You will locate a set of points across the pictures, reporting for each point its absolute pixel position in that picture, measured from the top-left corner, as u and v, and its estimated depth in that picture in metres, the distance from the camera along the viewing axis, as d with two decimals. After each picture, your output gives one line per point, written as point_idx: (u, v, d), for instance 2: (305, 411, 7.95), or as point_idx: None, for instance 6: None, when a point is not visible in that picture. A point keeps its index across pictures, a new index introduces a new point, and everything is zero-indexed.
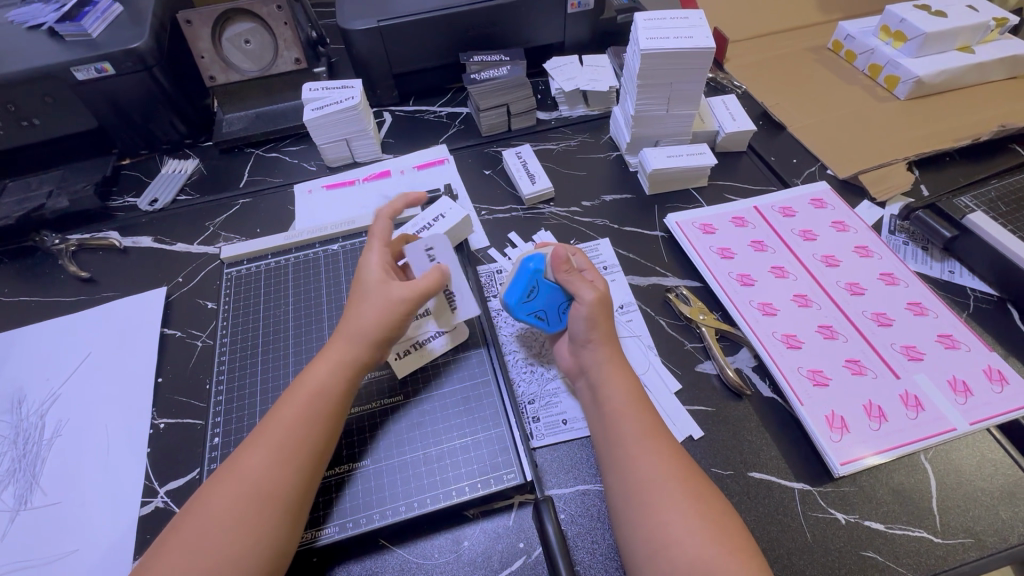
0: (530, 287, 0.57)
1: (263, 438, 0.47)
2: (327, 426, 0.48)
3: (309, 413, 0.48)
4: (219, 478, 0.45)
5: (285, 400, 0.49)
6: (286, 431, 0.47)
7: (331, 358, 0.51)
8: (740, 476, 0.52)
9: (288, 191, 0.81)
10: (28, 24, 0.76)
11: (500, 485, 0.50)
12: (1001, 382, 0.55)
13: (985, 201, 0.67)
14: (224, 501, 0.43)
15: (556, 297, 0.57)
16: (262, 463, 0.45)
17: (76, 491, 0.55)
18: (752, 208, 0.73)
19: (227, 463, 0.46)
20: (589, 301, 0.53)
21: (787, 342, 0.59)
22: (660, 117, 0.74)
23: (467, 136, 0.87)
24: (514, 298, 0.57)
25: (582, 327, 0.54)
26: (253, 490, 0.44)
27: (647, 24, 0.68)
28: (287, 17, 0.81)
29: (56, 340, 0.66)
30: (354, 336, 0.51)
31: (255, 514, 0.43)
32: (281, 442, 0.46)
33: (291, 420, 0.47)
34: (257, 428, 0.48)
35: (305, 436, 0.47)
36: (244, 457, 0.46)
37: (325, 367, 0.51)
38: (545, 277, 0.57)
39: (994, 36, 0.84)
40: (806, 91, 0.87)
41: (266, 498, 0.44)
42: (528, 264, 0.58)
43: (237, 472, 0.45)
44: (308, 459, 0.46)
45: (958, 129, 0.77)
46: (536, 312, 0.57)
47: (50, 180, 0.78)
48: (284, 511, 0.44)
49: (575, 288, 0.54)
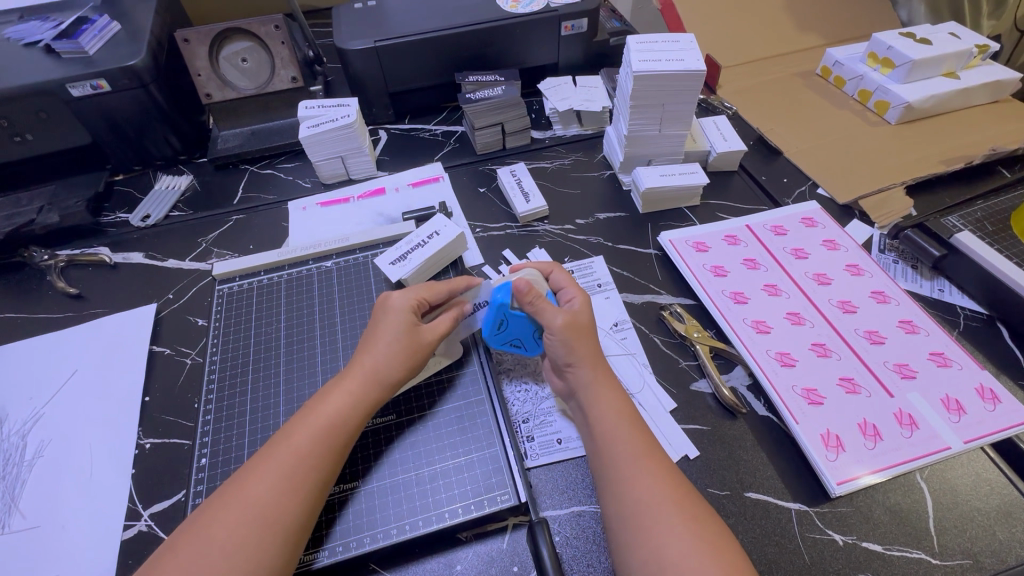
0: (499, 321, 0.57)
1: (271, 462, 0.46)
2: (337, 454, 0.48)
3: (322, 439, 0.47)
4: (222, 500, 0.44)
5: (297, 425, 0.48)
6: (297, 457, 0.46)
7: (349, 385, 0.51)
8: (737, 497, 0.51)
9: (282, 208, 0.81)
10: (24, 41, 0.76)
11: (494, 507, 0.49)
12: (994, 401, 0.55)
13: (972, 221, 0.68)
14: (227, 525, 0.42)
15: (528, 326, 0.57)
16: (271, 487, 0.44)
17: (57, 514, 0.53)
18: (744, 226, 0.74)
19: (230, 486, 0.45)
20: (558, 327, 0.54)
21: (781, 360, 0.59)
22: (653, 137, 0.75)
23: (463, 154, 0.88)
24: (487, 332, 0.58)
25: (569, 347, 0.54)
26: (260, 515, 0.43)
27: (640, 47, 0.70)
28: (285, 37, 0.82)
29: (41, 356, 0.65)
30: (379, 370, 0.52)
31: (258, 540, 0.42)
32: (290, 468, 0.45)
33: (302, 447, 0.47)
34: (263, 450, 0.47)
35: (316, 463, 0.46)
36: (251, 480, 0.45)
37: (341, 393, 0.50)
38: (512, 308, 0.56)
39: (977, 61, 0.86)
40: (795, 114, 0.89)
41: (271, 525, 0.43)
42: (495, 296, 0.57)
43: (242, 495, 0.44)
44: (317, 487, 0.46)
45: (946, 152, 0.79)
46: (512, 341, 0.58)
47: (40, 196, 0.78)
48: (288, 537, 0.43)
49: (540, 314, 0.55)
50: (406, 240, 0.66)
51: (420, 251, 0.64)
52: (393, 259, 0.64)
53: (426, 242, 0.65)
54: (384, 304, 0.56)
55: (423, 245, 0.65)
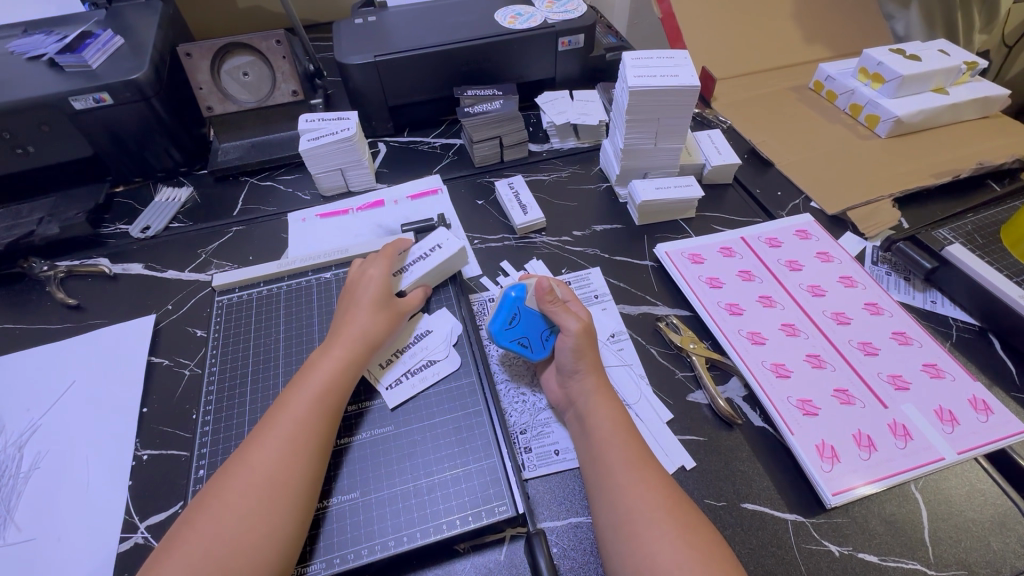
0: (513, 313, 0.59)
1: (272, 432, 0.48)
2: (331, 416, 0.51)
3: (317, 403, 0.51)
4: (230, 471, 0.47)
5: (292, 396, 0.51)
6: (296, 424, 0.49)
7: (336, 352, 0.54)
8: (733, 507, 0.51)
9: (282, 219, 0.82)
10: (28, 55, 0.77)
11: (492, 518, 0.49)
12: (987, 412, 0.56)
13: (963, 234, 0.69)
14: (237, 491, 0.45)
15: (539, 324, 0.59)
16: (275, 452, 0.47)
17: (52, 526, 0.53)
18: (739, 239, 0.75)
19: (235, 459, 0.48)
20: (574, 332, 0.55)
21: (776, 372, 0.60)
22: (648, 150, 0.76)
23: (460, 166, 0.89)
24: (497, 325, 0.59)
25: (569, 358, 0.55)
26: (267, 478, 0.46)
27: (635, 63, 0.71)
28: (286, 51, 0.83)
29: (39, 366, 0.65)
30: (365, 334, 0.56)
31: (268, 501, 0.44)
32: (290, 432, 0.48)
33: (299, 414, 0.50)
34: (262, 423, 0.50)
35: (314, 425, 0.49)
36: (254, 450, 0.47)
37: (330, 360, 0.54)
38: (527, 304, 0.59)
39: (966, 78, 0.88)
40: (788, 127, 0.90)
41: (279, 486, 0.45)
42: (511, 292, 0.60)
43: (249, 463, 0.47)
44: (318, 446, 0.49)
45: (935, 166, 0.81)
46: (520, 338, 0.58)
47: (41, 208, 0.78)
48: (297, 497, 0.46)
49: (557, 314, 0.57)
50: (409, 252, 0.66)
51: (422, 263, 0.64)
52: (399, 270, 0.64)
53: (428, 254, 0.65)
54: (361, 280, 0.61)
55: (425, 258, 0.65)
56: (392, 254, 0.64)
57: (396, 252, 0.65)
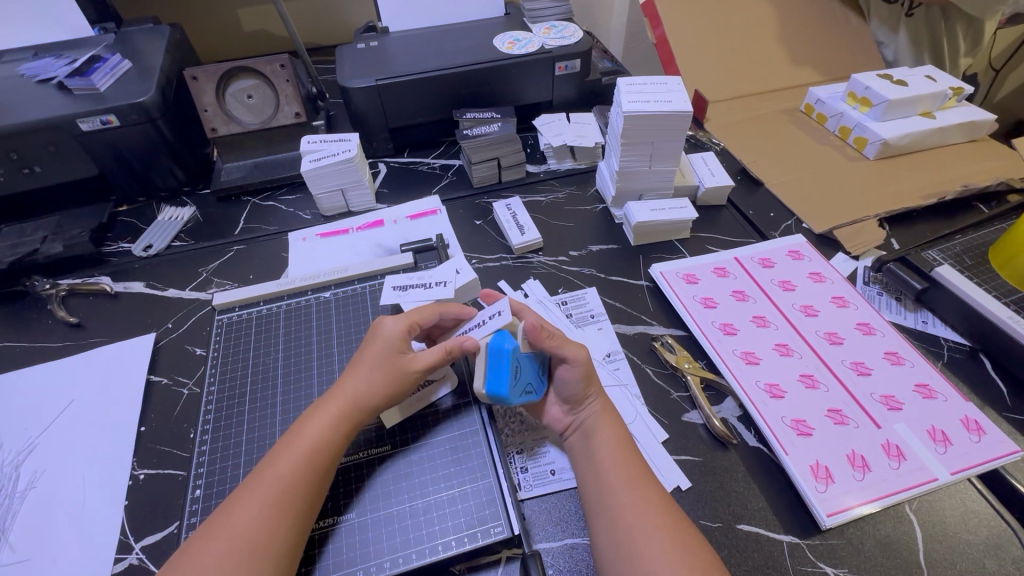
0: (514, 369, 0.52)
1: (258, 491, 0.47)
2: (321, 476, 0.49)
3: (304, 462, 0.49)
4: (212, 529, 0.45)
5: (282, 453, 0.49)
6: (282, 484, 0.47)
7: (331, 412, 0.52)
8: (729, 529, 0.51)
9: (283, 239, 0.83)
10: (38, 78, 0.79)
11: (488, 540, 0.49)
12: (979, 432, 0.57)
13: (952, 255, 0.70)
14: (215, 552, 0.43)
15: (533, 363, 0.55)
16: (258, 513, 0.46)
17: (46, 547, 0.53)
18: (733, 259, 0.76)
19: (218, 514, 0.46)
20: (581, 362, 0.54)
21: (770, 392, 0.60)
22: (643, 172, 0.78)
23: (458, 187, 0.91)
24: (505, 389, 0.52)
25: (579, 386, 0.54)
26: (247, 541, 0.44)
27: (630, 89, 0.73)
28: (289, 75, 0.85)
29: (37, 385, 0.65)
30: (360, 398, 0.53)
31: (247, 567, 0.43)
32: (275, 493, 0.47)
33: (286, 475, 0.48)
34: (250, 477, 0.49)
35: (299, 487, 0.48)
36: (238, 507, 0.46)
37: (322, 417, 0.52)
38: (521, 351, 0.53)
39: (952, 103, 0.90)
40: (780, 149, 0.92)
41: (259, 550, 0.44)
42: (502, 347, 0.52)
43: (231, 525, 0.45)
44: (302, 506, 0.47)
45: (923, 188, 0.82)
46: (525, 389, 0.54)
47: (45, 226, 0.79)
48: (276, 560, 0.44)
49: (563, 349, 0.54)
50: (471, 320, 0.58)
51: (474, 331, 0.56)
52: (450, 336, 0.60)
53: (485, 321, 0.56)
54: (375, 330, 0.57)
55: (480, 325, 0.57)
56: (421, 314, 0.58)
57: (429, 313, 0.58)
